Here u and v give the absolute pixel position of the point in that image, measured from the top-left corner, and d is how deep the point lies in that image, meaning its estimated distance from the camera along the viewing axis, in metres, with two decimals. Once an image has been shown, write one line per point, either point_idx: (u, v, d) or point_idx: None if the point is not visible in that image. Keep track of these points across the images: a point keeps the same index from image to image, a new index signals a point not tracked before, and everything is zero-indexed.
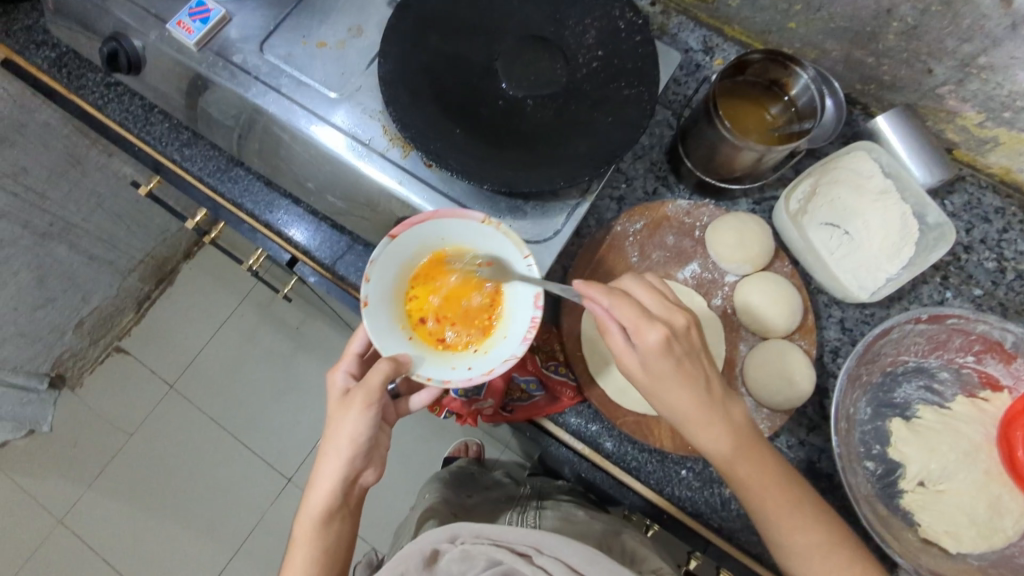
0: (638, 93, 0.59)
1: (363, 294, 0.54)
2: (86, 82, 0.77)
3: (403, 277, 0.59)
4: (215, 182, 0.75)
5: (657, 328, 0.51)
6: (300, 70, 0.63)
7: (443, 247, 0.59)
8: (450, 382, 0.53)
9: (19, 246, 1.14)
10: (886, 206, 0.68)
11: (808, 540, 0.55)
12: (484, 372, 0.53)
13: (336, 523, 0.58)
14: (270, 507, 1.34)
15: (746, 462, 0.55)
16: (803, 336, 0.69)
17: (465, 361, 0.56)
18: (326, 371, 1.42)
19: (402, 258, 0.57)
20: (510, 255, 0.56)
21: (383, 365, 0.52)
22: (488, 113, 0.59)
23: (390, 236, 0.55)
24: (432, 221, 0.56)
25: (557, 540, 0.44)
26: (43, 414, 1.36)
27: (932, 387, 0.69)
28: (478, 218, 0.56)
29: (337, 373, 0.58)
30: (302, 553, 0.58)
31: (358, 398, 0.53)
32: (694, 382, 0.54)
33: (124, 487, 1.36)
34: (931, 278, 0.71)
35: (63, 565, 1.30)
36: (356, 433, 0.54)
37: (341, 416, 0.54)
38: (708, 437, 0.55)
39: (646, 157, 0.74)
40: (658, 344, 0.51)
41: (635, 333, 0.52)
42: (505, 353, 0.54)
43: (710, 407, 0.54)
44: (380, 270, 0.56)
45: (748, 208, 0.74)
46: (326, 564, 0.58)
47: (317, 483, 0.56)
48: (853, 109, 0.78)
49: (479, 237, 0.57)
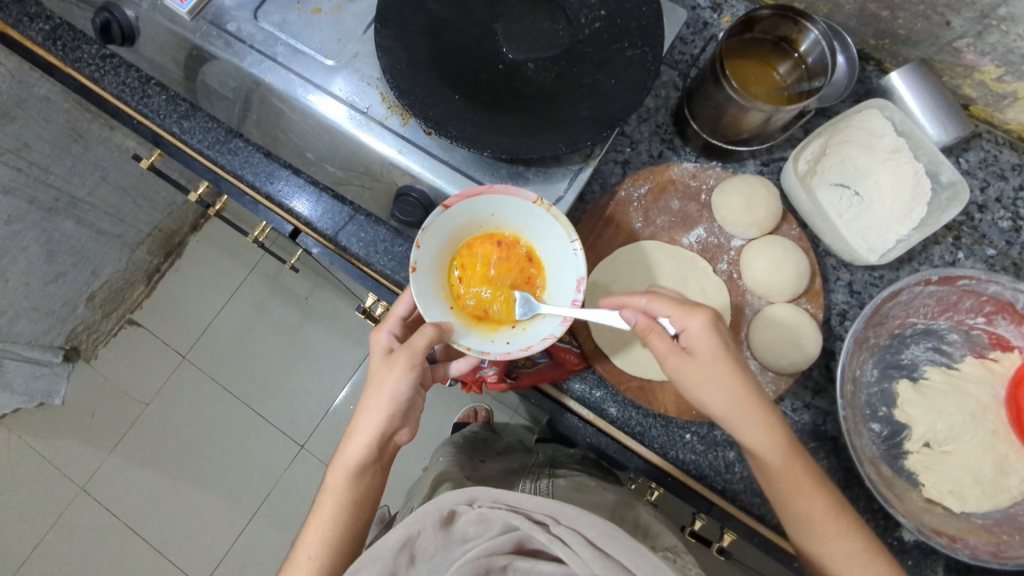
0: (642, 53, 0.58)
1: (413, 260, 0.56)
2: (82, 55, 0.76)
3: (449, 248, 0.60)
4: (214, 155, 0.75)
5: (702, 312, 0.55)
6: (296, 38, 0.61)
7: (491, 223, 0.60)
8: (489, 354, 0.55)
9: (28, 222, 1.14)
10: (897, 166, 0.66)
11: (847, 546, 0.56)
12: (523, 348, 0.55)
13: (367, 475, 0.59)
14: (285, 473, 1.37)
15: (790, 464, 0.56)
16: (809, 300, 0.68)
17: (504, 336, 0.58)
18: (335, 340, 1.44)
19: (450, 228, 0.58)
20: (557, 238, 0.58)
21: (427, 330, 0.54)
22: (486, 78, 0.57)
23: (443, 206, 0.57)
24: (486, 196, 0.57)
25: (576, 512, 0.43)
26: (56, 386, 1.39)
27: (940, 348, 0.68)
28: (531, 200, 0.57)
29: (381, 333, 0.59)
30: (332, 501, 0.59)
31: (401, 359, 0.55)
32: (744, 373, 0.55)
33: (142, 455, 1.39)
34: (943, 239, 0.70)
35: (86, 530, 1.34)
36: (397, 390, 0.55)
37: (384, 373, 0.56)
38: (760, 432, 0.55)
39: (651, 120, 0.73)
40: (704, 329, 0.54)
41: (679, 320, 0.55)
42: (544, 332, 0.57)
43: (761, 401, 0.55)
44: (430, 238, 0.57)
45: (756, 169, 0.72)
46: (355, 514, 0.59)
47: (354, 436, 0.57)
48: (867, 65, 0.75)
49: (528, 217, 0.58)
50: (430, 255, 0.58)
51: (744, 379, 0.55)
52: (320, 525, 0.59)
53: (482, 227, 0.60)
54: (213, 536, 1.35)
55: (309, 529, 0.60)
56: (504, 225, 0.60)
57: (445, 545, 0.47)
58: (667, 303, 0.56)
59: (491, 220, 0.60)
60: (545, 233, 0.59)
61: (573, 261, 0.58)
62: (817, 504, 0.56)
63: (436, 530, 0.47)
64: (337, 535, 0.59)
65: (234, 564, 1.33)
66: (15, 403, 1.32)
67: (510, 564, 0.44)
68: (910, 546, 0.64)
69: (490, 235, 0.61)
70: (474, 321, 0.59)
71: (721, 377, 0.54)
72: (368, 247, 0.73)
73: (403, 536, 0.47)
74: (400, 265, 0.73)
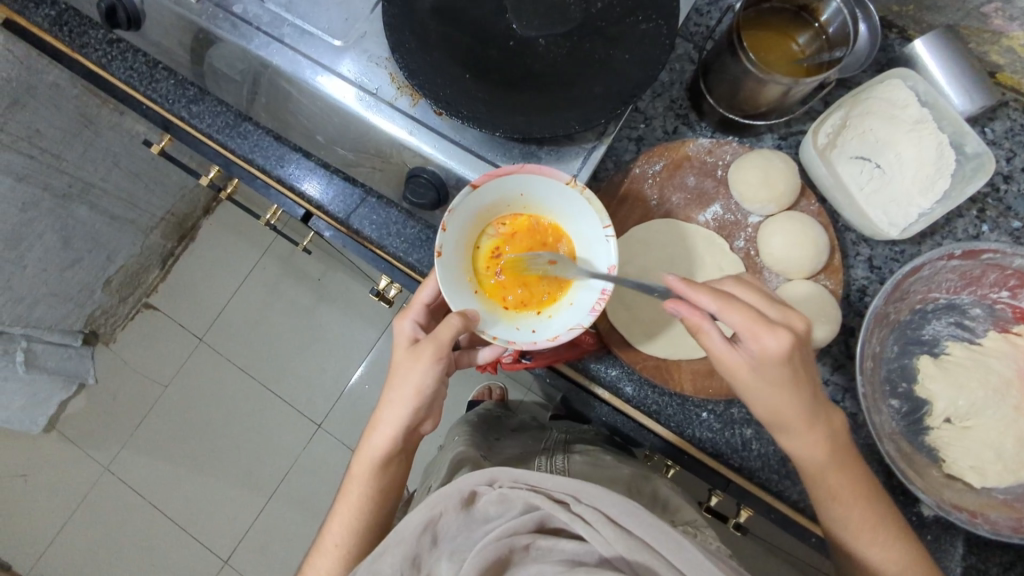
0: (656, 27, 0.56)
1: (439, 244, 0.56)
2: (88, 40, 0.75)
3: (476, 225, 0.60)
4: (224, 139, 0.75)
5: (783, 340, 0.49)
6: (303, 18, 0.60)
7: (522, 201, 0.60)
8: (515, 344, 0.56)
9: (43, 209, 1.15)
10: (921, 137, 0.65)
11: (885, 556, 0.56)
12: (549, 338, 0.56)
13: (392, 464, 0.60)
14: (303, 451, 1.39)
15: (838, 472, 0.55)
16: (829, 276, 0.67)
17: (529, 323, 0.59)
18: (348, 320, 1.44)
19: (476, 208, 0.58)
20: (589, 220, 0.58)
21: (453, 321, 0.54)
22: (497, 56, 0.56)
23: (471, 186, 0.56)
24: (517, 176, 0.56)
25: (597, 491, 0.43)
26: (86, 368, 1.42)
27: (962, 323, 0.67)
28: (563, 180, 0.56)
29: (405, 322, 0.59)
30: (358, 491, 0.60)
31: (427, 351, 0.55)
32: (803, 396, 0.52)
33: (163, 436, 1.42)
34: (967, 211, 0.68)
35: (114, 508, 1.39)
36: (423, 383, 0.55)
37: (409, 364, 0.55)
38: (798, 442, 0.54)
39: (666, 95, 0.71)
40: (780, 349, 0.49)
41: (749, 335, 0.49)
42: (571, 322, 0.57)
43: (811, 421, 0.53)
44: (457, 218, 0.57)
45: (773, 144, 0.70)
46: (380, 502, 0.61)
47: (379, 428, 0.58)
48: (889, 33, 0.72)
49: (561, 197, 0.58)
50: (455, 237, 0.58)
51: (799, 401, 0.52)
52: (348, 512, 0.60)
53: (511, 205, 0.60)
54: (235, 514, 1.38)
55: (335, 517, 0.61)
56: (533, 203, 0.60)
57: (467, 525, 0.48)
58: (740, 321, 0.49)
59: (521, 199, 0.60)
60: (576, 215, 0.59)
61: (604, 248, 0.58)
62: (858, 511, 0.56)
63: (457, 511, 0.48)
64: (364, 521, 0.60)
65: (256, 541, 1.36)
66: (54, 390, 1.36)
67: (533, 543, 0.44)
68: (928, 521, 0.64)
69: (518, 212, 0.61)
70: (497, 302, 0.61)
71: (774, 400, 0.52)
72: (381, 230, 0.73)
73: (425, 518, 0.47)
74: (412, 246, 0.73)
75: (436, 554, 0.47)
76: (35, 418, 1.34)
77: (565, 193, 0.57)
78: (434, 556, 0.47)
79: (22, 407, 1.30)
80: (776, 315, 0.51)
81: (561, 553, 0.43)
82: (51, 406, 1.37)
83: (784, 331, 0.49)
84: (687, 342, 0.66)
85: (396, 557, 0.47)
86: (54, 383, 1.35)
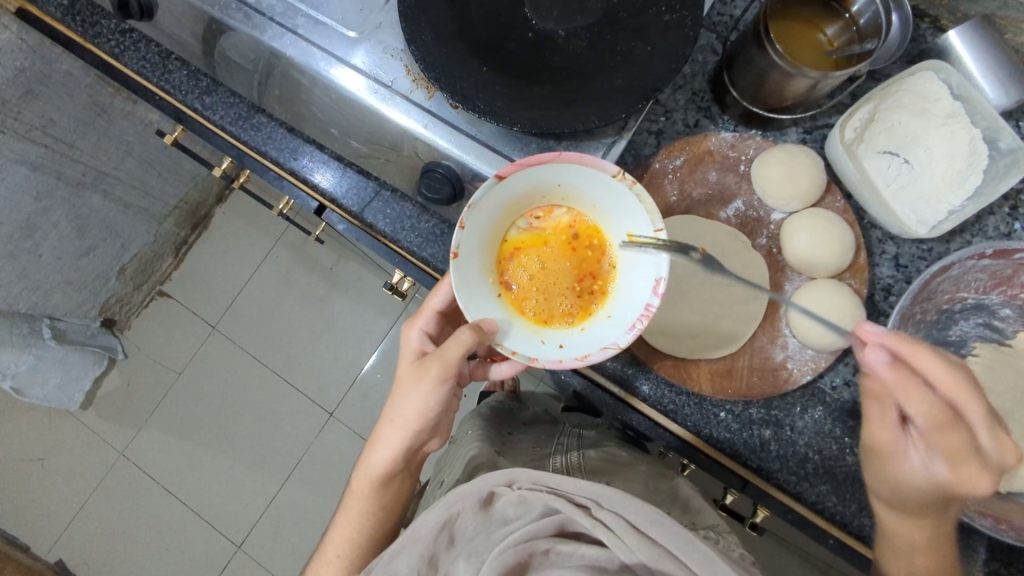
0: (680, 18, 0.54)
1: (456, 244, 0.54)
2: (101, 30, 0.74)
3: (504, 217, 0.59)
4: (238, 131, 0.74)
5: (981, 486, 0.50)
6: (316, 8, 0.58)
7: (561, 192, 0.58)
8: (536, 362, 0.54)
9: (58, 197, 1.15)
10: (953, 132, 0.63)
11: None
12: (579, 357, 0.55)
13: (394, 480, 0.62)
14: (316, 440, 1.40)
15: (923, 554, 0.57)
16: (853, 275, 0.66)
17: (557, 337, 0.58)
18: (361, 311, 1.44)
19: (502, 200, 0.56)
20: (639, 219, 0.56)
21: (465, 336, 0.53)
22: (516, 48, 0.55)
23: (498, 176, 0.54)
24: (553, 166, 0.54)
25: (620, 496, 0.42)
26: (114, 342, 1.44)
27: (990, 324, 0.66)
28: (611, 173, 0.54)
29: (414, 332, 0.59)
30: (359, 505, 0.62)
31: (433, 369, 0.55)
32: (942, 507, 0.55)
33: (176, 423, 1.44)
34: (999, 209, 0.66)
35: (128, 492, 1.41)
36: (427, 402, 0.56)
37: (414, 383, 0.56)
38: (898, 517, 0.57)
39: (687, 87, 0.69)
40: (982, 486, 0.50)
41: (952, 459, 0.50)
42: (606, 339, 0.56)
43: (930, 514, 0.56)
44: (479, 210, 0.55)
45: (798, 137, 0.68)
46: (381, 518, 0.63)
47: (380, 446, 0.59)
48: (921, 22, 0.69)
49: (606, 191, 0.56)
50: (475, 235, 0.57)
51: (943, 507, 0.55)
52: (349, 529, 0.62)
53: (547, 196, 0.59)
54: (248, 500, 1.39)
55: (337, 528, 0.63)
56: (571, 194, 0.59)
57: (485, 526, 0.47)
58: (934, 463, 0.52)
59: (557, 189, 0.58)
60: (621, 216, 0.58)
61: (655, 255, 0.56)
62: None
63: (475, 511, 0.47)
64: (365, 537, 0.62)
65: (269, 527, 1.38)
66: (88, 364, 1.40)
67: (553, 548, 0.44)
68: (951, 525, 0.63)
69: (557, 207, 0.60)
70: (519, 311, 0.59)
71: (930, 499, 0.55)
72: (395, 224, 0.73)
73: (441, 518, 0.47)
74: (427, 240, 0.72)
75: (452, 554, 0.47)
76: (71, 396, 1.40)
77: (611, 185, 0.56)
78: (451, 556, 0.47)
79: (57, 386, 1.36)
80: (994, 450, 0.48)
81: (581, 558, 0.43)
82: (85, 382, 1.41)
83: (988, 470, 0.49)
84: (706, 343, 0.65)
85: (413, 556, 0.46)
86: (87, 356, 1.39)
